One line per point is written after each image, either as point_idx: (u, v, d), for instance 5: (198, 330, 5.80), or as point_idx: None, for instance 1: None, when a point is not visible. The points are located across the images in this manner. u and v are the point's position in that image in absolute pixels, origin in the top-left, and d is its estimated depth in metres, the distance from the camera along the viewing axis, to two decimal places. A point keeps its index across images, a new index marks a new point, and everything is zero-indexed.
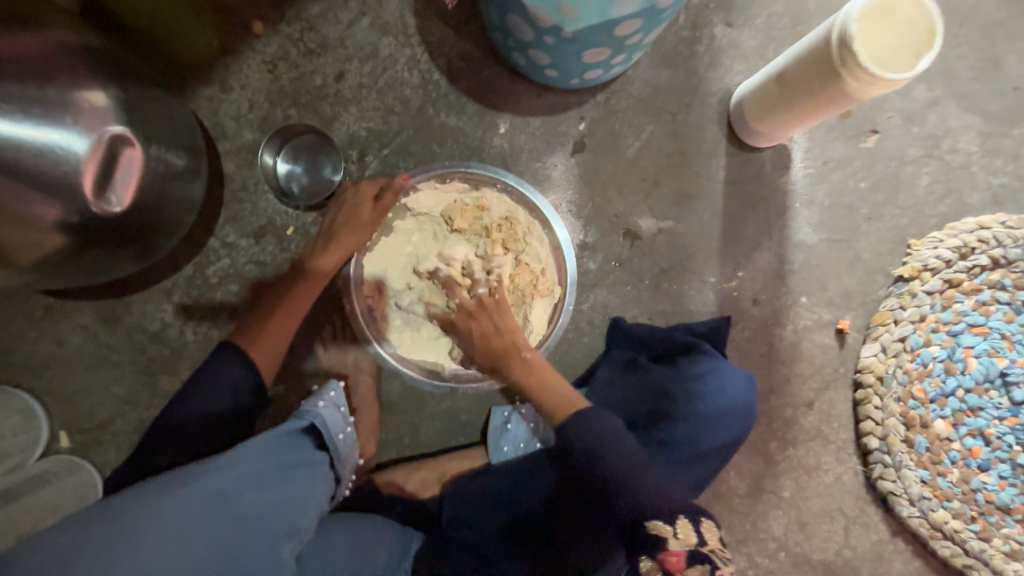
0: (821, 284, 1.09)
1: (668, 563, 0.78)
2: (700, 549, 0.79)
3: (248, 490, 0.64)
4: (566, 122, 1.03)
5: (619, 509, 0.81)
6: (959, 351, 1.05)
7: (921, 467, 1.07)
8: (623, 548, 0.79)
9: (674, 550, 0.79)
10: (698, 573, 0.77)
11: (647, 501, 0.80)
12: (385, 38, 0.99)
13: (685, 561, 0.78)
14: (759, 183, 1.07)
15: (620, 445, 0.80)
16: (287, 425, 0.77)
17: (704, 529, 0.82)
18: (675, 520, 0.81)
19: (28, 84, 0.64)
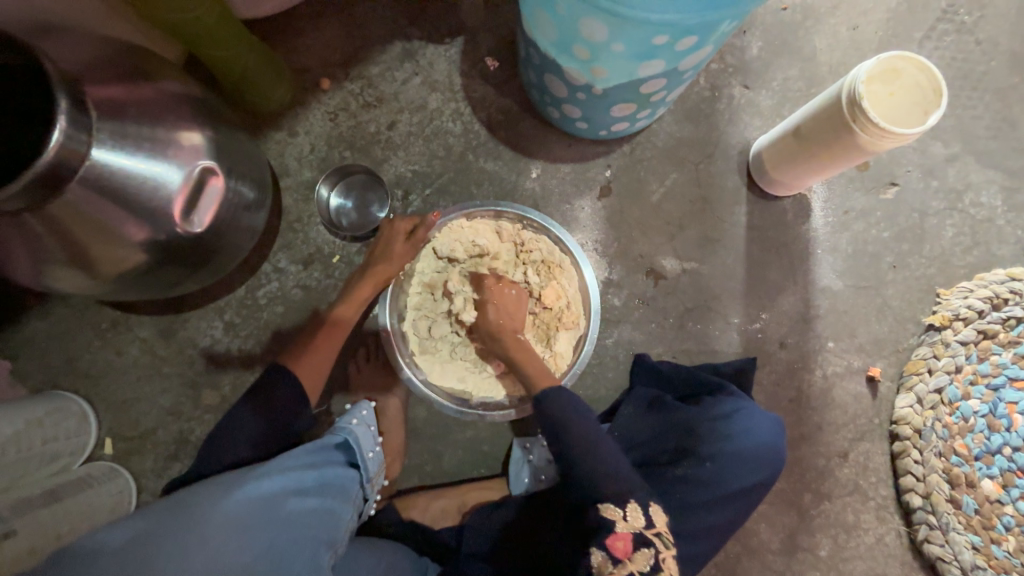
0: (849, 330, 1.09)
1: (613, 553, 0.73)
2: (646, 533, 0.74)
3: (292, 496, 0.69)
4: (594, 169, 1.11)
5: (616, 541, 0.73)
6: (1001, 406, 1.00)
7: (972, 533, 0.99)
8: None
9: (619, 534, 0.74)
10: (644, 558, 0.74)
11: (609, 469, 0.77)
12: (433, 93, 1.11)
13: (632, 545, 0.73)
14: (782, 230, 1.10)
15: (598, 435, 0.80)
16: (323, 440, 0.80)
17: (653, 511, 0.76)
18: (625, 503, 0.75)
19: (143, 123, 0.75)
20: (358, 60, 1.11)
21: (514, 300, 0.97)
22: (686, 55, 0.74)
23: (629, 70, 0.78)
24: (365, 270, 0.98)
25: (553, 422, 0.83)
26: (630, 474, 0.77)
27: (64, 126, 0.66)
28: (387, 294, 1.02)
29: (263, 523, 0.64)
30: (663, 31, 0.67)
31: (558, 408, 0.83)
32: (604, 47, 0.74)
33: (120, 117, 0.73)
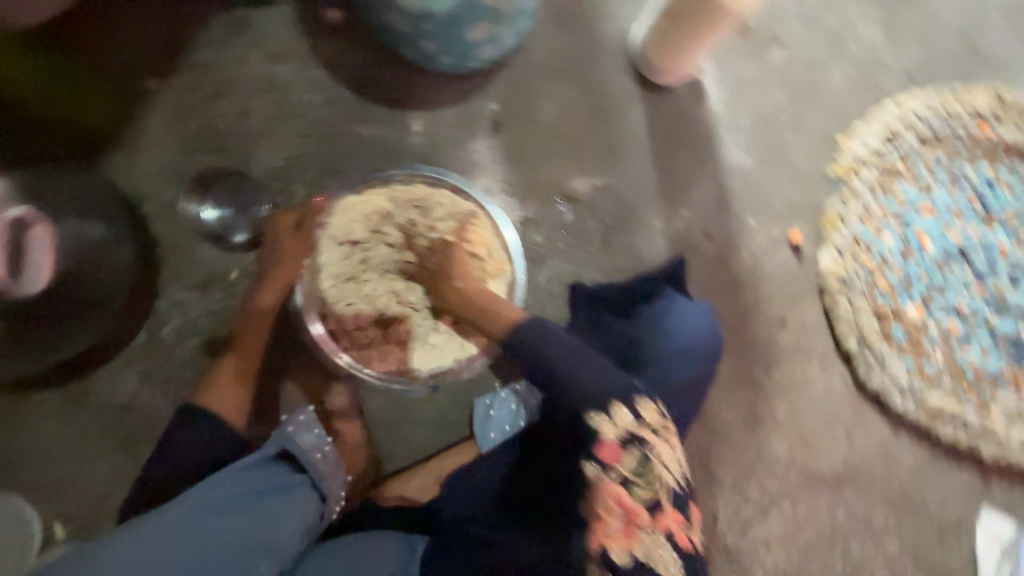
0: (765, 202, 1.09)
1: (606, 462, 0.72)
2: (636, 431, 0.74)
3: (220, 520, 0.67)
4: (477, 105, 1.03)
5: (601, 448, 0.73)
6: (912, 236, 1.10)
7: (907, 358, 1.09)
8: (615, 496, 0.71)
9: (609, 442, 0.73)
10: (631, 463, 0.72)
11: (594, 382, 0.75)
12: (280, 65, 0.99)
13: (620, 450, 0.72)
14: (681, 119, 1.07)
15: (583, 354, 0.77)
16: (259, 454, 0.76)
17: (642, 406, 0.75)
18: (613, 408, 0.74)
19: None
20: (184, 47, 0.97)
21: (448, 257, 0.92)
22: None
23: None
24: (262, 280, 0.93)
25: (541, 369, 0.77)
26: (621, 379, 0.77)
27: None
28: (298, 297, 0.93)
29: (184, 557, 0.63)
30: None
31: (541, 342, 0.77)
32: None
33: None
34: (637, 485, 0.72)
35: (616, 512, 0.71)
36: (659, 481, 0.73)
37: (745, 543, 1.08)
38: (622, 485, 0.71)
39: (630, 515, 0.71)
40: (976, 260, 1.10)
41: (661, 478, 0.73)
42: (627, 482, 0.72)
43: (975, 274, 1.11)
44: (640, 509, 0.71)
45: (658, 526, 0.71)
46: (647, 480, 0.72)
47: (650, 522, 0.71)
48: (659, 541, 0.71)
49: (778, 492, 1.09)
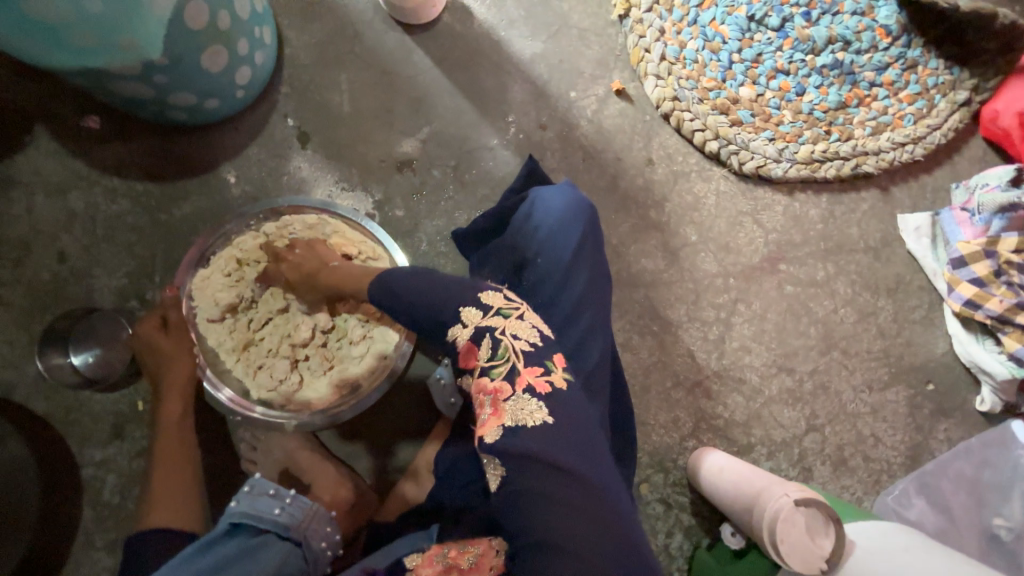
0: (575, 72, 1.14)
1: (469, 367, 0.62)
2: (483, 322, 0.61)
3: None
4: (276, 128, 1.03)
5: (461, 355, 0.62)
6: (708, 30, 1.16)
7: (763, 132, 1.17)
8: (488, 393, 0.59)
9: (464, 347, 0.62)
10: (489, 351, 0.60)
11: (436, 297, 0.65)
12: (70, 196, 0.96)
13: (475, 348, 0.61)
14: (461, 42, 1.10)
15: (427, 278, 0.67)
16: (207, 536, 0.66)
17: (485, 296, 0.63)
18: (461, 313, 0.63)
19: None
20: None
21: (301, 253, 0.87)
22: None
23: (151, 24, 0.69)
24: (157, 388, 0.86)
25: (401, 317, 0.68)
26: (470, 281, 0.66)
27: None
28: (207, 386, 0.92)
29: None
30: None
31: (381, 282, 0.71)
32: (89, 20, 0.64)
33: None
34: (498, 372, 0.59)
35: (485, 402, 0.60)
36: (513, 353, 0.59)
37: (729, 360, 1.14)
38: (482, 376, 0.60)
39: (494, 400, 0.58)
40: (770, 20, 1.18)
41: (514, 350, 0.59)
42: (484, 373, 0.60)
43: (776, 33, 1.18)
44: (502, 391, 0.58)
45: (522, 395, 0.56)
46: (503, 359, 0.59)
47: (517, 397, 0.57)
48: (531, 408, 0.56)
49: (730, 301, 1.16)
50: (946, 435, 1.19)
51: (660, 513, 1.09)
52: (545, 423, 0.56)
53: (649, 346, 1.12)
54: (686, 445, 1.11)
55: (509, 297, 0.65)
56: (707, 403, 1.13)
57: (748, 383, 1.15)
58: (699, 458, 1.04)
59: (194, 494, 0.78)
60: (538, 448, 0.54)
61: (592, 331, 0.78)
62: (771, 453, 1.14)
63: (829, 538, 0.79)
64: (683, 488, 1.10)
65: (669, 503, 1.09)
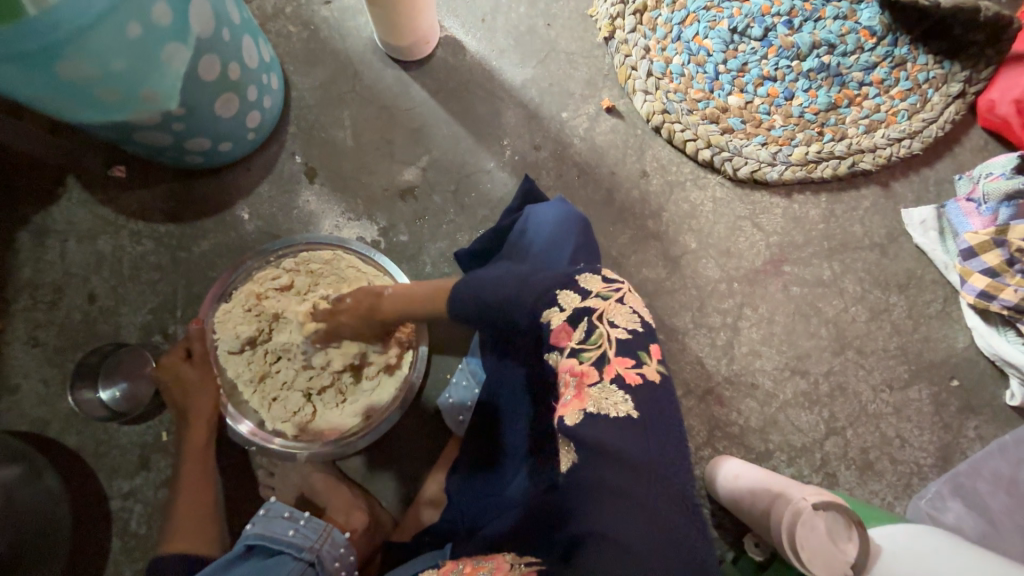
0: (565, 94, 1.19)
1: (557, 345, 0.54)
2: (582, 303, 0.54)
3: None
4: (285, 166, 1.09)
5: (556, 332, 0.54)
6: (692, 45, 1.20)
7: (755, 137, 1.19)
8: (579, 380, 0.50)
9: (556, 327, 0.55)
10: (589, 336, 0.51)
11: (516, 289, 0.61)
12: (99, 240, 1.03)
13: (571, 330, 0.53)
14: (456, 74, 1.16)
15: (501, 278, 0.64)
16: (223, 559, 0.68)
17: (583, 281, 0.56)
18: (558, 297, 0.56)
19: None
20: (6, 279, 1.00)
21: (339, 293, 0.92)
22: (187, 23, 0.73)
23: (170, 76, 0.76)
24: (185, 418, 0.89)
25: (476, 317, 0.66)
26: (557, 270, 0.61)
27: None
28: (233, 422, 0.94)
29: None
30: (117, 16, 0.65)
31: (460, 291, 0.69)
32: (113, 77, 0.71)
33: None
34: (592, 357, 0.51)
35: (568, 384, 0.52)
36: (607, 340, 0.51)
37: (740, 366, 1.13)
38: (572, 359, 0.52)
39: (579, 383, 0.50)
40: (753, 31, 1.21)
41: (611, 337, 0.51)
42: (574, 353, 0.52)
43: (759, 43, 1.21)
44: (589, 375, 0.49)
45: (613, 385, 0.48)
46: (597, 346, 0.51)
47: (606, 387, 0.49)
48: (618, 401, 0.48)
49: (736, 306, 1.16)
50: (977, 433, 1.15)
51: None
52: (627, 417, 0.47)
53: None
54: (702, 454, 1.09)
55: (608, 278, 0.57)
56: (721, 410, 1.11)
57: (761, 388, 1.13)
58: (715, 467, 1.02)
59: (214, 526, 0.80)
60: (614, 444, 0.46)
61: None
62: (792, 460, 1.11)
63: (853, 543, 0.76)
64: (702, 499, 1.07)
65: None
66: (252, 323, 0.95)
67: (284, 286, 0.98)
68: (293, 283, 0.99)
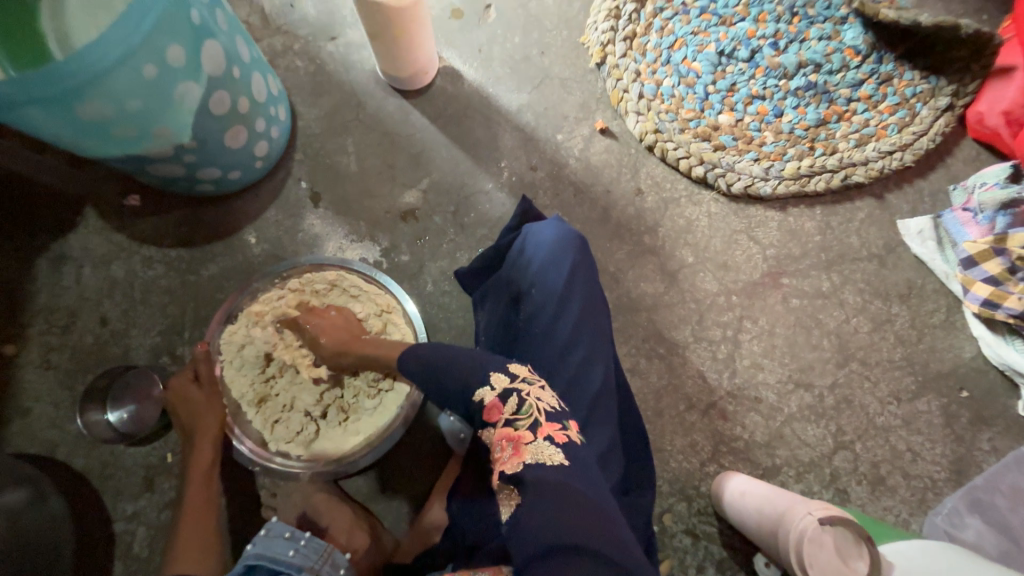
0: (560, 117, 1.23)
1: (490, 420, 0.63)
2: (509, 384, 0.64)
3: None
4: (292, 191, 1.13)
5: (487, 409, 0.64)
6: (682, 68, 1.25)
7: (747, 153, 1.22)
8: (509, 439, 0.60)
9: (489, 402, 0.64)
10: (514, 408, 0.62)
11: (461, 363, 0.68)
12: (113, 265, 1.07)
13: (501, 404, 0.63)
14: (455, 100, 1.22)
15: (451, 349, 0.71)
16: None
17: (513, 366, 0.67)
18: (490, 377, 0.66)
19: None
20: (23, 305, 1.04)
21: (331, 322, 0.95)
22: (199, 63, 0.79)
23: (182, 112, 0.81)
24: (192, 439, 0.89)
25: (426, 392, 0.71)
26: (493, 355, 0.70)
27: None
28: (239, 444, 0.96)
29: None
30: (136, 59, 0.71)
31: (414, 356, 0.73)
32: (131, 114, 0.76)
33: None
34: (523, 423, 0.61)
35: (505, 452, 0.61)
36: (536, 410, 0.62)
37: (742, 379, 1.13)
38: (505, 426, 0.62)
39: (516, 444, 0.60)
40: (740, 53, 1.25)
41: (539, 408, 0.61)
42: (507, 425, 0.62)
43: (746, 64, 1.26)
44: (525, 438, 0.59)
45: (545, 443, 0.58)
46: (528, 416, 0.61)
47: (538, 444, 0.59)
48: (551, 452, 0.58)
49: (735, 319, 1.16)
50: (991, 445, 1.12)
51: (688, 545, 1.04)
52: (562, 465, 0.57)
53: (657, 369, 1.12)
54: (707, 470, 1.08)
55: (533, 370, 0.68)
56: (725, 424, 1.10)
57: (765, 401, 1.12)
58: (721, 483, 1.01)
59: (214, 547, 0.79)
60: (563, 483, 0.55)
61: (589, 359, 0.80)
62: (800, 475, 1.09)
63: (863, 560, 0.73)
64: (710, 517, 1.05)
65: (697, 535, 1.04)
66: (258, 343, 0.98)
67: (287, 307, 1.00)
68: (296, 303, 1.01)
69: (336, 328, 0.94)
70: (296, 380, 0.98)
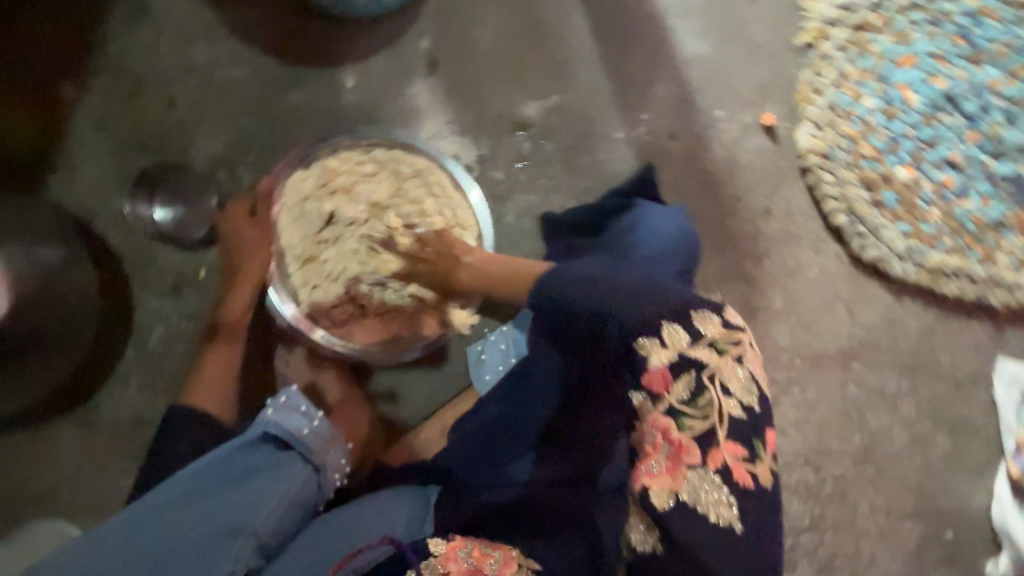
0: (730, 89, 1.04)
1: (650, 389, 0.57)
2: (690, 354, 0.56)
3: (188, 504, 0.64)
4: (410, 46, 0.97)
5: (648, 374, 0.57)
6: (894, 91, 1.03)
7: (900, 222, 1.06)
8: (663, 429, 0.56)
9: (654, 369, 0.56)
10: (684, 387, 0.55)
11: (631, 300, 0.59)
12: (195, 46, 0.94)
13: (670, 376, 0.55)
14: (626, 16, 1.01)
15: (602, 283, 0.63)
16: (240, 440, 0.71)
17: (697, 323, 0.58)
18: (660, 329, 0.57)
19: None
20: (92, 48, 0.93)
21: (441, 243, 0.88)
22: None
23: None
24: (235, 276, 0.90)
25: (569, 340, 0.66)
26: (683, 292, 0.61)
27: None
28: (272, 294, 0.91)
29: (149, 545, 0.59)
30: None
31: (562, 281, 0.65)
32: None
33: None
34: (688, 415, 0.55)
35: (660, 446, 0.56)
36: (716, 410, 0.55)
37: None
38: (668, 414, 0.55)
39: (675, 450, 0.55)
40: (965, 105, 1.04)
41: (724, 408, 0.54)
42: (674, 412, 0.55)
43: (966, 120, 1.05)
44: (689, 450, 0.54)
45: (714, 475, 0.53)
46: (703, 411, 0.54)
47: (704, 470, 0.53)
48: (716, 487, 0.53)
49: (786, 380, 1.10)
50: None
51: None
52: (726, 518, 0.52)
53: None
54: None
55: (727, 327, 0.59)
56: None
57: (770, 464, 1.11)
58: None
59: (232, 388, 0.84)
60: (705, 547, 0.51)
61: None
62: None
63: None
64: None
65: None
66: (325, 204, 0.91)
67: (366, 178, 0.93)
68: (377, 179, 0.93)
69: (442, 251, 0.87)
70: (350, 253, 0.92)
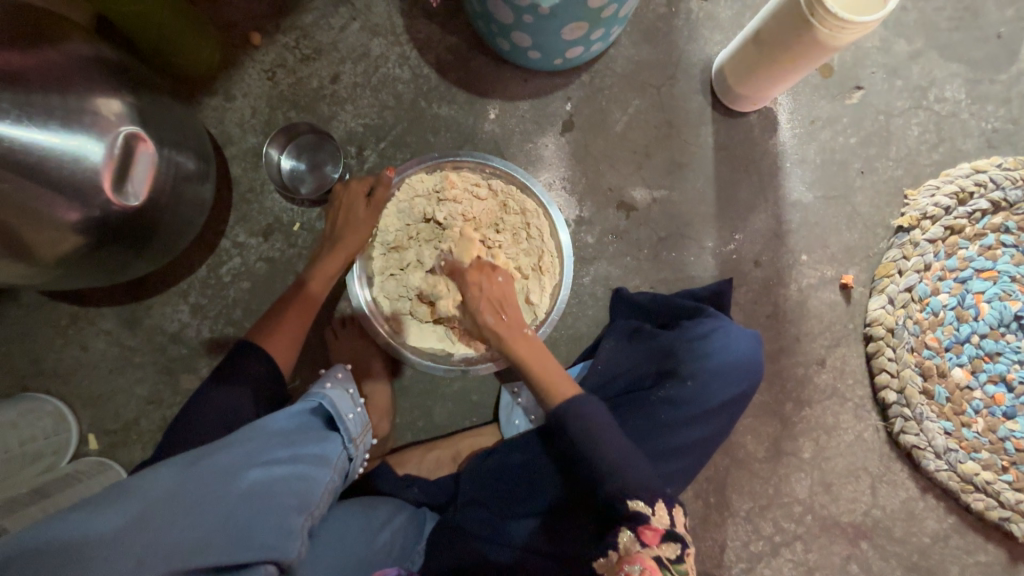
0: (820, 242, 1.10)
1: (643, 538, 0.67)
2: (677, 529, 0.69)
3: (257, 466, 0.63)
4: (554, 103, 1.07)
5: (645, 529, 0.68)
6: (968, 298, 1.06)
7: (944, 419, 1.06)
8: (650, 569, 0.64)
9: (651, 524, 0.68)
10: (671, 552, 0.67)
11: (634, 472, 0.72)
12: (375, 39, 1.04)
13: (662, 539, 0.67)
14: (749, 147, 1.10)
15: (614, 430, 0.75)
16: (298, 406, 0.76)
17: (678, 513, 0.71)
18: (655, 501, 0.70)
19: (67, 95, 0.73)
20: (290, 10, 1.03)
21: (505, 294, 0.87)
22: None
23: None
24: (331, 245, 0.92)
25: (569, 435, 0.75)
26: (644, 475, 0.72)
27: (142, 157, 0.79)
28: (355, 273, 0.97)
29: (220, 496, 0.57)
30: None
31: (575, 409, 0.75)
32: None
33: (33, 90, 0.70)
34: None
35: None
36: None
37: None
38: (656, 561, 0.65)
39: None
40: None
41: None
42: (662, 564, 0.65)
43: None
44: None
45: None
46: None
47: None
48: None
49: (791, 533, 1.08)
50: None
51: None
52: None
53: (693, 508, 1.07)
54: None
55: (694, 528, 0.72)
56: None
57: None
58: None
59: (295, 351, 0.84)
60: None
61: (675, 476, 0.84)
62: None
63: None
64: None
65: None
66: (428, 207, 0.96)
67: (474, 197, 0.98)
68: (484, 200, 0.98)
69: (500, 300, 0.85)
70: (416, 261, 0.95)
